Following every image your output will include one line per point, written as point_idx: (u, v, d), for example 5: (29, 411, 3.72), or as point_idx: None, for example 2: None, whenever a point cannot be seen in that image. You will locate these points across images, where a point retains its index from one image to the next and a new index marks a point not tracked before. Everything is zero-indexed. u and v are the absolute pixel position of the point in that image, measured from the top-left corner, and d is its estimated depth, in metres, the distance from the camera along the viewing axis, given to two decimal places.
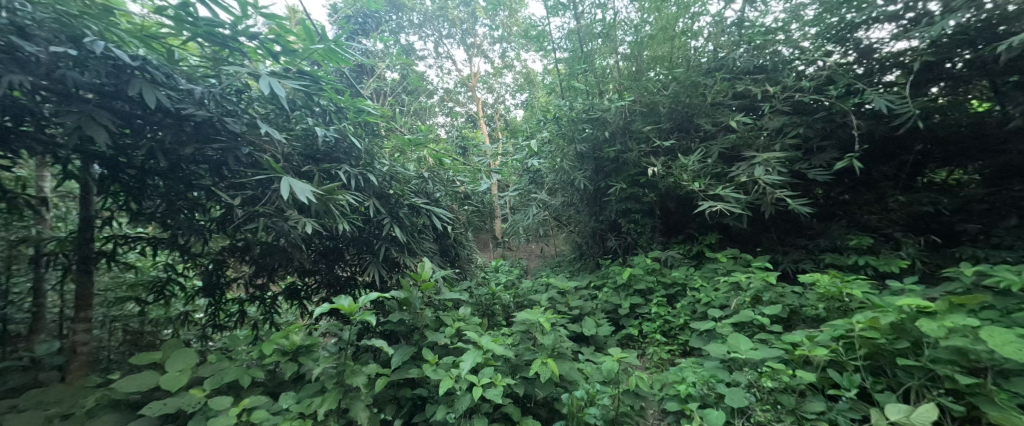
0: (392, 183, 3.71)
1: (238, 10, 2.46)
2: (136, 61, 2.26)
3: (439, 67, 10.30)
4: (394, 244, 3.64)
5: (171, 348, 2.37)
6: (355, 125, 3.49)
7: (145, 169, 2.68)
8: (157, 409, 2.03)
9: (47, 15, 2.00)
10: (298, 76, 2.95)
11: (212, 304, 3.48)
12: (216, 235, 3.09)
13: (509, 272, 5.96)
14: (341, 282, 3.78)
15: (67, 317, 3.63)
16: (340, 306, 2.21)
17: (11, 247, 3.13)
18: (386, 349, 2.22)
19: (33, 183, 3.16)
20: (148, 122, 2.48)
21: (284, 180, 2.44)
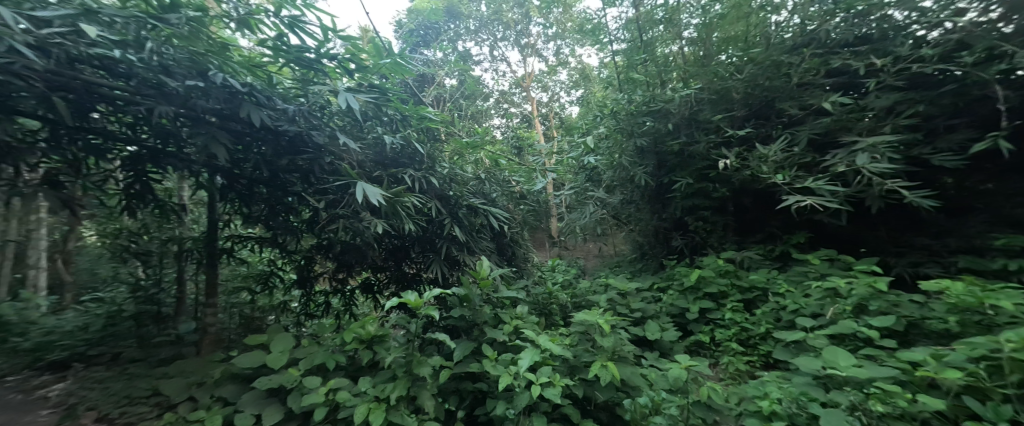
0: (452, 185, 3.89)
1: (321, 35, 2.77)
2: (245, 87, 2.68)
3: (495, 70, 10.53)
4: (454, 243, 3.82)
5: (273, 332, 2.77)
6: (419, 132, 3.71)
7: (252, 178, 3.20)
8: (265, 383, 2.42)
9: (183, 56, 2.42)
10: (369, 90, 3.24)
11: (304, 295, 3.98)
12: (306, 234, 3.54)
13: (566, 271, 5.89)
14: (408, 278, 4.09)
15: (200, 302, 4.44)
16: (408, 300, 2.37)
17: (162, 244, 3.92)
18: (449, 343, 2.33)
19: (176, 193, 3.92)
20: (255, 138, 2.94)
21: (358, 185, 2.70)
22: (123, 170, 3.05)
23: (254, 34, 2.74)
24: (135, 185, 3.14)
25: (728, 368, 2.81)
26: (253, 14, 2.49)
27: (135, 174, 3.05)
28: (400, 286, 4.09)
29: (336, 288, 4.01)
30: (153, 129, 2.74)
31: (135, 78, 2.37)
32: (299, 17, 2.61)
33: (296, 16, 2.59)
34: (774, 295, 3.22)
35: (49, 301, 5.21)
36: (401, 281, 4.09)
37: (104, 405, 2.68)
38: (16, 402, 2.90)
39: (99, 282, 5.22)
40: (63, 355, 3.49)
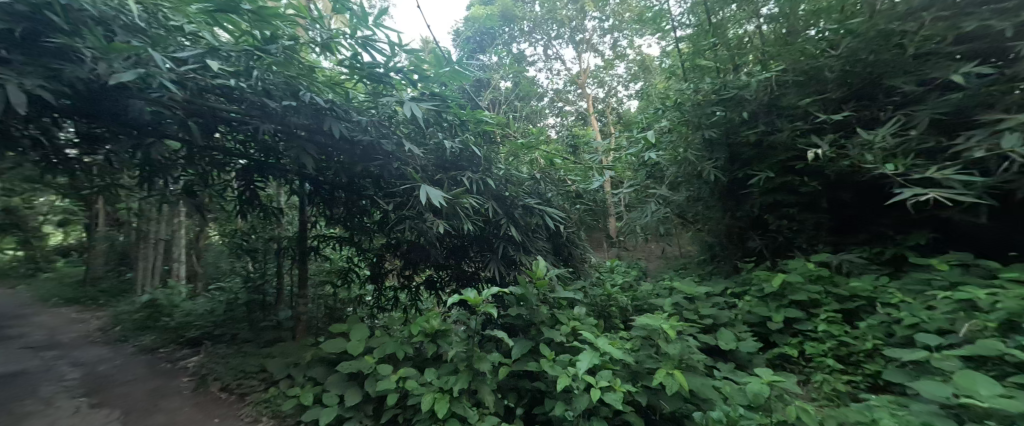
0: (508, 186, 3.96)
1: (388, 51, 3.02)
2: (328, 104, 3.02)
3: (550, 69, 10.47)
4: (511, 243, 3.89)
5: (352, 322, 3.07)
6: (476, 136, 3.84)
7: (334, 185, 3.62)
8: (347, 367, 2.72)
9: (280, 80, 2.84)
10: (430, 98, 3.43)
11: (377, 290, 4.36)
12: (378, 234, 3.88)
13: (626, 273, 5.65)
14: (468, 277, 4.25)
15: (293, 293, 5.10)
16: (467, 298, 2.47)
17: (265, 242, 4.58)
18: (507, 340, 2.38)
19: (275, 198, 4.55)
20: (336, 149, 3.31)
21: (421, 188, 2.88)
22: (236, 180, 3.63)
23: (334, 56, 3.08)
24: (245, 193, 3.72)
25: (821, 387, 2.46)
26: (334, 39, 2.82)
27: (245, 183, 3.61)
28: (460, 283, 4.28)
29: (404, 284, 4.33)
30: (258, 144, 3.23)
31: (245, 101, 2.83)
32: (370, 36, 2.88)
33: (368, 35, 2.86)
34: (883, 306, 2.74)
35: (186, 288, 6.40)
36: (461, 279, 4.28)
37: (226, 377, 3.23)
38: (166, 370, 3.62)
39: (221, 274, 6.28)
40: (197, 333, 4.27)
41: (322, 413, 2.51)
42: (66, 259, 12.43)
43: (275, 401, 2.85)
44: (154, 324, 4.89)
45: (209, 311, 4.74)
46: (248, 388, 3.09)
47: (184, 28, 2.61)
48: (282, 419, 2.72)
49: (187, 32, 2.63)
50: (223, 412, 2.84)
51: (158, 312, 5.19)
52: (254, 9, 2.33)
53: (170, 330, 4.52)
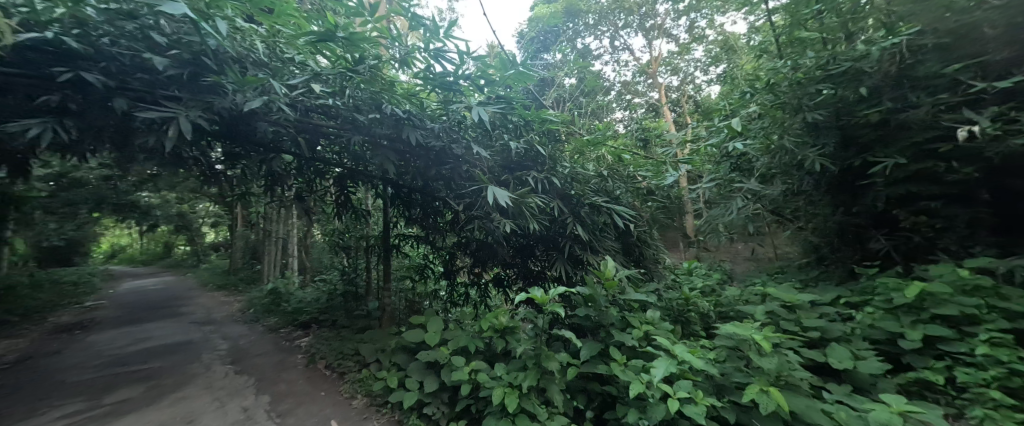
0: (574, 184, 3.89)
1: (458, 60, 3.19)
2: (406, 114, 3.30)
3: (618, 61, 10.01)
4: (577, 242, 3.82)
5: (429, 315, 3.32)
6: (542, 135, 3.84)
7: (411, 188, 3.96)
8: (426, 355, 2.95)
9: (366, 96, 3.20)
10: (496, 101, 3.54)
11: (450, 285, 4.64)
12: (450, 233, 4.13)
13: (707, 276, 5.14)
14: (534, 275, 4.28)
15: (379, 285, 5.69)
16: (535, 296, 2.49)
17: (357, 241, 5.18)
18: (575, 341, 2.34)
19: (363, 202, 5.13)
20: (413, 155, 3.62)
21: (489, 188, 2.98)
22: (333, 186, 4.17)
23: (410, 69, 3.36)
24: (340, 197, 4.25)
25: (978, 423, 1.87)
26: (410, 54, 3.08)
27: (340, 188, 4.13)
28: (527, 282, 4.32)
29: (474, 280, 4.53)
30: (350, 154, 3.66)
31: (340, 117, 3.23)
32: (441, 48, 3.09)
33: (440, 46, 3.06)
34: None
35: (298, 279, 7.55)
36: (528, 277, 4.33)
37: (329, 357, 3.74)
38: (285, 347, 4.32)
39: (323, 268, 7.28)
40: (306, 318, 5.01)
41: (405, 395, 2.76)
42: (217, 253, 15.57)
43: (366, 382, 3.22)
44: (276, 308, 5.86)
45: (315, 299, 5.53)
46: (346, 368, 3.53)
47: (294, 58, 3.08)
48: (373, 398, 3.05)
49: (296, 61, 3.11)
50: (327, 387, 3.30)
51: (279, 298, 6.21)
52: (347, 35, 2.66)
53: (287, 314, 5.37)
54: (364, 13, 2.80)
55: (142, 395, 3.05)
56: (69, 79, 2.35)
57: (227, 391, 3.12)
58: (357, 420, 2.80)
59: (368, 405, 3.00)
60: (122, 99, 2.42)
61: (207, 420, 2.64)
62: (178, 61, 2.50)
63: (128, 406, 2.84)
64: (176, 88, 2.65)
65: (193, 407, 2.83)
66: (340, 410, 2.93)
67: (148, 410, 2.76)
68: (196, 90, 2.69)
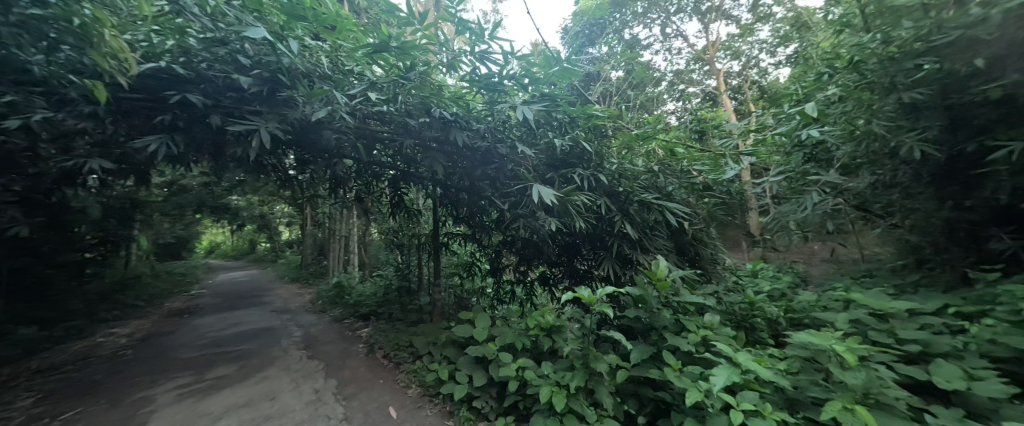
0: (623, 181, 3.74)
1: (502, 61, 3.24)
2: (453, 116, 3.45)
3: (670, 49, 9.43)
4: (625, 241, 3.68)
5: (477, 311, 3.41)
6: (588, 131, 3.75)
7: (459, 188, 4.09)
8: (474, 350, 3.04)
9: (416, 101, 3.37)
10: (541, 99, 3.52)
11: (496, 283, 4.73)
12: (496, 231, 4.21)
13: (775, 279, 4.66)
14: (580, 275, 4.20)
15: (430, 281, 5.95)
16: (581, 296, 2.44)
17: (409, 239, 5.48)
18: (625, 343, 2.26)
19: (415, 202, 5.40)
20: (460, 155, 3.75)
21: (534, 187, 2.98)
22: (388, 187, 4.45)
23: (457, 72, 3.47)
24: (394, 198, 4.52)
25: None
26: (457, 58, 3.19)
27: (394, 189, 4.39)
28: (573, 281, 4.26)
29: (520, 278, 4.57)
30: (402, 157, 3.91)
31: (393, 122, 3.46)
32: (486, 50, 3.15)
33: (485, 49, 3.13)
34: None
35: (359, 274, 8.17)
36: (574, 276, 4.27)
37: (386, 347, 4.01)
38: (349, 336, 4.71)
39: (380, 264, 7.79)
40: (366, 310, 5.41)
41: (455, 388, 2.87)
42: (292, 250, 17.35)
43: (420, 373, 3.40)
44: (340, 300, 6.41)
45: (373, 293, 5.95)
46: (401, 359, 3.76)
47: (353, 70, 3.33)
48: (426, 389, 3.22)
49: (355, 73, 3.35)
50: (385, 375, 3.54)
51: (342, 292, 6.77)
52: (399, 45, 2.83)
53: (350, 306, 5.84)
54: (414, 22, 2.95)
55: (236, 372, 3.52)
56: (177, 101, 2.77)
57: (301, 374, 3.48)
58: (412, 408, 2.97)
59: (421, 395, 3.17)
60: (217, 116, 2.81)
61: (286, 399, 2.97)
62: (259, 79, 2.86)
63: (225, 382, 3.30)
64: (257, 103, 3.00)
65: (274, 386, 3.20)
66: (396, 397, 3.13)
67: (240, 386, 3.18)
68: (273, 104, 3.02)
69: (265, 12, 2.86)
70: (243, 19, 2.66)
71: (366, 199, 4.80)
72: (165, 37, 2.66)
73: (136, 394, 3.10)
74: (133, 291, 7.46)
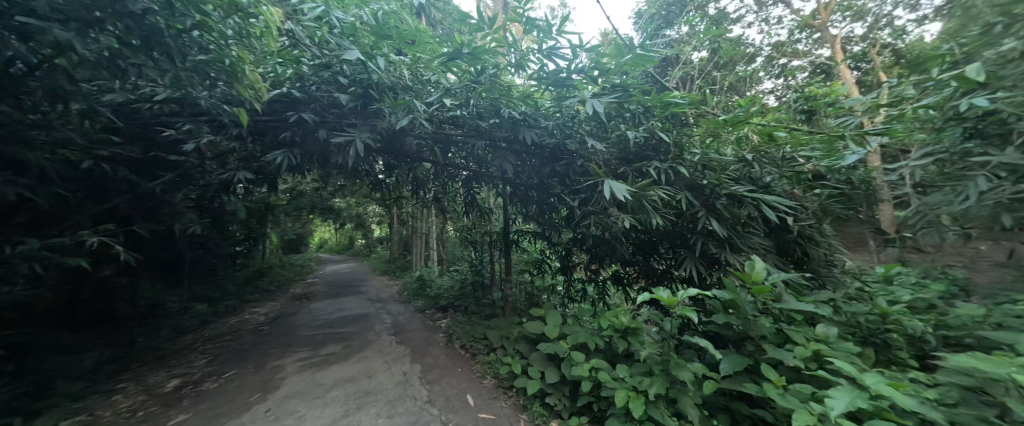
0: (708, 173, 3.37)
1: (571, 55, 3.18)
2: (522, 115, 3.52)
3: (766, 20, 8.20)
4: (711, 238, 3.33)
5: (548, 309, 3.43)
6: (667, 121, 3.47)
7: (528, 185, 4.15)
8: (546, 347, 3.06)
9: (486, 103, 3.51)
10: (612, 91, 3.38)
11: (567, 280, 4.68)
12: (566, 228, 4.18)
13: (917, 286, 3.77)
14: (658, 275, 3.93)
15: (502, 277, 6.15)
16: (660, 298, 2.27)
17: (482, 236, 5.72)
18: (712, 351, 2.03)
19: (487, 200, 5.63)
20: (529, 153, 3.82)
21: (605, 183, 2.87)
22: (462, 187, 4.70)
23: (525, 71, 3.51)
24: (468, 197, 4.77)
25: None
26: (525, 57, 3.23)
27: (467, 189, 4.63)
28: (650, 281, 4.00)
29: (591, 277, 4.45)
30: (474, 157, 4.11)
31: (466, 125, 3.66)
32: (554, 46, 3.12)
33: (552, 45, 3.10)
34: None
35: (438, 269, 8.81)
36: (651, 276, 4.00)
37: (463, 338, 4.25)
38: (431, 325, 5.11)
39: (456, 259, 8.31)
40: (445, 302, 5.81)
41: (528, 382, 2.93)
42: (382, 246, 19.41)
43: (495, 365, 3.54)
44: (423, 292, 6.99)
45: (451, 286, 6.36)
46: (477, 350, 3.96)
47: (430, 79, 3.58)
48: (500, 380, 3.34)
49: (431, 81, 3.60)
50: (463, 364, 3.77)
51: (424, 284, 7.37)
52: (470, 51, 2.97)
53: (431, 298, 6.34)
54: (483, 28, 3.06)
55: (342, 351, 4.09)
56: (295, 120, 3.31)
57: (392, 356, 3.90)
58: (487, 398, 3.11)
59: (496, 386, 3.30)
60: (324, 131, 3.29)
61: (381, 377, 3.36)
62: (354, 96, 3.27)
63: (334, 358, 3.86)
64: (353, 117, 3.43)
65: (371, 365, 3.64)
66: (473, 386, 3.31)
67: (345, 363, 3.69)
68: (366, 116, 3.42)
69: (358, 36, 3.25)
70: (342, 43, 3.09)
71: (443, 199, 5.15)
72: (286, 67, 3.21)
73: (273, 362, 3.81)
74: (267, 278, 9.11)
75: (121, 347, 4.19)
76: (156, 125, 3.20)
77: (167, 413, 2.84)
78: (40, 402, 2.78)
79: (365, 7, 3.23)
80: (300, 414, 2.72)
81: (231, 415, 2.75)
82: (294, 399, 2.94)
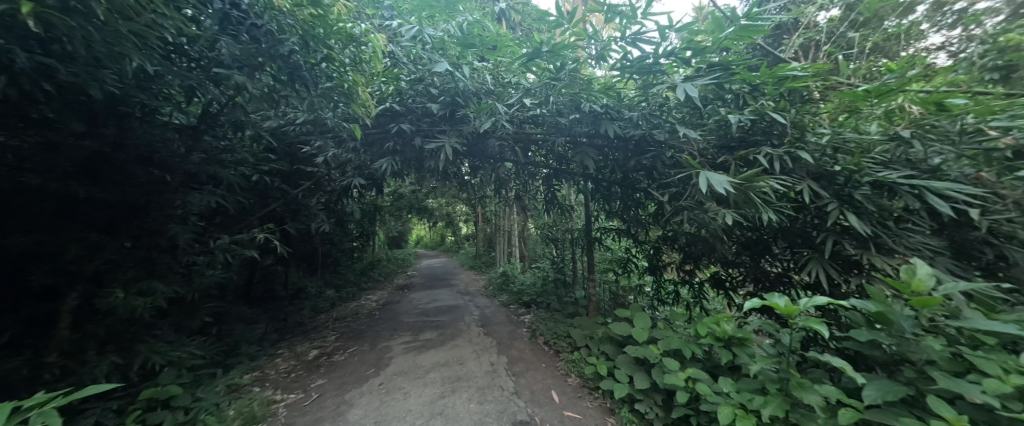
0: (842, 157, 2.76)
1: (659, 38, 2.94)
2: (603, 108, 3.42)
3: None
4: (846, 236, 2.72)
5: (635, 310, 3.25)
6: (782, 98, 2.96)
7: (612, 180, 4.01)
8: (635, 351, 2.91)
9: (564, 99, 3.48)
10: (709, 72, 3.02)
11: (657, 282, 4.37)
12: (655, 225, 3.90)
13: None
14: (771, 279, 3.38)
15: (585, 275, 6.03)
16: (776, 305, 1.90)
17: (564, 233, 5.69)
18: (850, 372, 1.66)
19: (568, 197, 5.58)
20: (612, 147, 3.68)
21: (702, 175, 2.58)
22: (542, 185, 4.74)
23: (607, 62, 3.37)
24: (548, 195, 4.78)
25: None
26: (606, 47, 3.10)
27: (548, 187, 4.65)
28: (760, 285, 3.47)
29: (685, 278, 4.06)
30: (554, 155, 4.13)
31: (546, 123, 3.70)
32: (639, 31, 2.93)
33: (638, 30, 2.92)
34: None
35: (521, 266, 9.05)
36: (761, 280, 3.47)
37: (547, 335, 4.29)
38: (515, 319, 5.28)
39: (538, 256, 8.43)
40: (528, 298, 5.93)
41: (615, 386, 2.82)
42: (469, 242, 20.72)
43: (579, 364, 3.51)
44: (506, 288, 7.26)
45: (533, 283, 6.47)
46: (561, 348, 3.96)
47: (511, 80, 3.69)
48: (585, 380, 3.29)
49: (512, 83, 3.71)
50: (547, 360, 3.80)
51: (508, 280, 7.65)
52: (550, 49, 2.99)
53: (514, 293, 6.54)
54: (563, 23, 3.03)
55: (437, 338, 4.51)
56: (396, 131, 3.76)
57: (481, 346, 4.15)
58: (573, 396, 3.09)
59: (581, 385, 3.26)
60: (419, 139, 3.66)
61: (471, 365, 3.61)
62: (445, 104, 3.58)
63: (431, 343, 4.29)
64: (443, 124, 3.74)
65: (463, 353, 3.93)
66: (558, 382, 3.33)
67: (441, 349, 4.06)
68: (454, 122, 3.70)
69: (446, 48, 3.53)
70: (433, 57, 3.40)
71: (524, 197, 5.26)
72: (388, 84, 3.65)
73: (383, 343, 4.40)
74: (377, 270, 10.51)
75: (279, 321, 5.33)
76: (297, 143, 3.96)
77: (310, 376, 3.52)
78: (232, 358, 3.72)
79: (452, 21, 3.50)
80: (405, 391, 3.09)
81: (353, 384, 3.27)
82: (400, 377, 3.35)
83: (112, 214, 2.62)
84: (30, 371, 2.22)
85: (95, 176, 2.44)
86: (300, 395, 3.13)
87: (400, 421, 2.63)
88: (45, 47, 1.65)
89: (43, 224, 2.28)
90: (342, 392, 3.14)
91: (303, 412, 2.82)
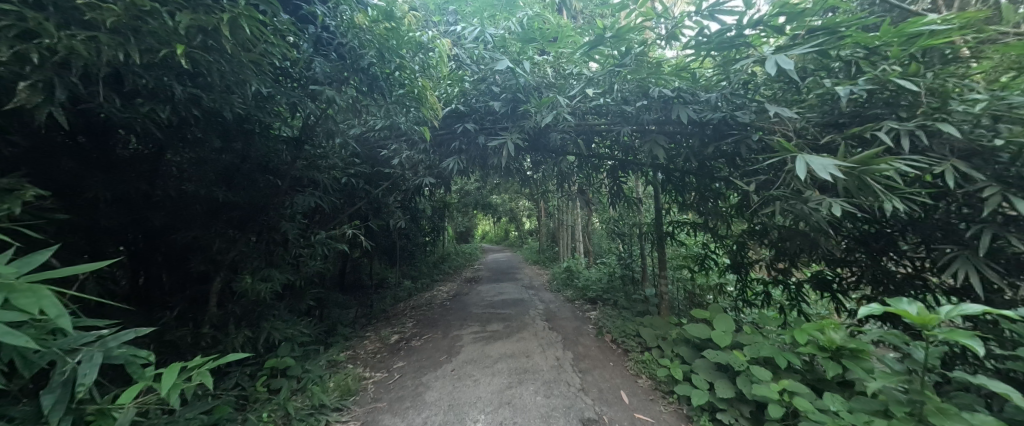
0: (1007, 127, 2.12)
1: (742, 7, 2.60)
2: (674, 92, 3.18)
3: None
4: (1010, 228, 2.11)
5: (716, 311, 2.96)
6: (912, 60, 2.41)
7: (685, 169, 3.73)
8: (715, 356, 2.66)
9: (629, 86, 3.27)
10: (808, 39, 2.60)
11: (741, 280, 3.95)
12: (739, 218, 3.54)
13: None
14: (897, 281, 2.81)
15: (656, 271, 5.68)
16: (905, 313, 1.54)
17: (629, 227, 5.44)
18: (1017, 400, 1.30)
19: (636, 190, 5.30)
20: (684, 134, 3.41)
21: (798, 160, 2.22)
22: (607, 178, 4.57)
23: (678, 42, 3.06)
24: (614, 187, 4.59)
25: None
26: (678, 24, 2.84)
27: (613, 179, 4.45)
28: (879, 288, 2.91)
29: (777, 278, 3.58)
30: (620, 145, 3.96)
31: (610, 113, 3.53)
32: (718, 1, 2.62)
33: (715, 1, 2.61)
34: None
35: (585, 261, 8.88)
36: (880, 282, 2.90)
37: (614, 332, 4.14)
38: (580, 315, 5.21)
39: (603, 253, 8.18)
40: (593, 295, 5.77)
41: (692, 392, 2.61)
42: (532, 237, 21.01)
43: (651, 365, 3.34)
44: (570, 283, 7.19)
45: (599, 279, 6.29)
46: (630, 347, 3.79)
47: (572, 71, 3.61)
48: (657, 383, 3.11)
49: (574, 74, 3.62)
50: (615, 359, 3.66)
51: (572, 275, 7.55)
52: (614, 34, 2.85)
53: (579, 289, 6.42)
54: (628, 5, 2.82)
55: (503, 330, 4.66)
56: (462, 131, 3.94)
57: (547, 341, 4.15)
58: (644, 399, 2.93)
59: (653, 388, 3.08)
60: (483, 137, 3.79)
61: (537, 359, 3.64)
62: (507, 102, 3.65)
63: (498, 335, 4.43)
64: (506, 121, 3.80)
65: (528, 346, 3.99)
66: (628, 383, 3.18)
67: (507, 341, 4.18)
68: (516, 118, 3.75)
69: (507, 46, 3.59)
70: (494, 56, 3.47)
71: (588, 190, 5.11)
72: (453, 86, 3.84)
73: (455, 332, 4.68)
74: (446, 263, 11.21)
75: (366, 307, 6.00)
76: (377, 148, 4.35)
77: (393, 358, 3.90)
78: (331, 338, 4.28)
79: (513, 19, 3.54)
80: (475, 378, 3.24)
81: (429, 368, 3.53)
82: (470, 365, 3.53)
83: (244, 214, 3.23)
84: (192, 338, 2.89)
85: (232, 183, 3.04)
86: (385, 374, 3.49)
87: (471, 407, 2.77)
88: (193, 81, 2.04)
89: (198, 222, 2.95)
90: (420, 375, 3.40)
91: (388, 389, 3.15)
